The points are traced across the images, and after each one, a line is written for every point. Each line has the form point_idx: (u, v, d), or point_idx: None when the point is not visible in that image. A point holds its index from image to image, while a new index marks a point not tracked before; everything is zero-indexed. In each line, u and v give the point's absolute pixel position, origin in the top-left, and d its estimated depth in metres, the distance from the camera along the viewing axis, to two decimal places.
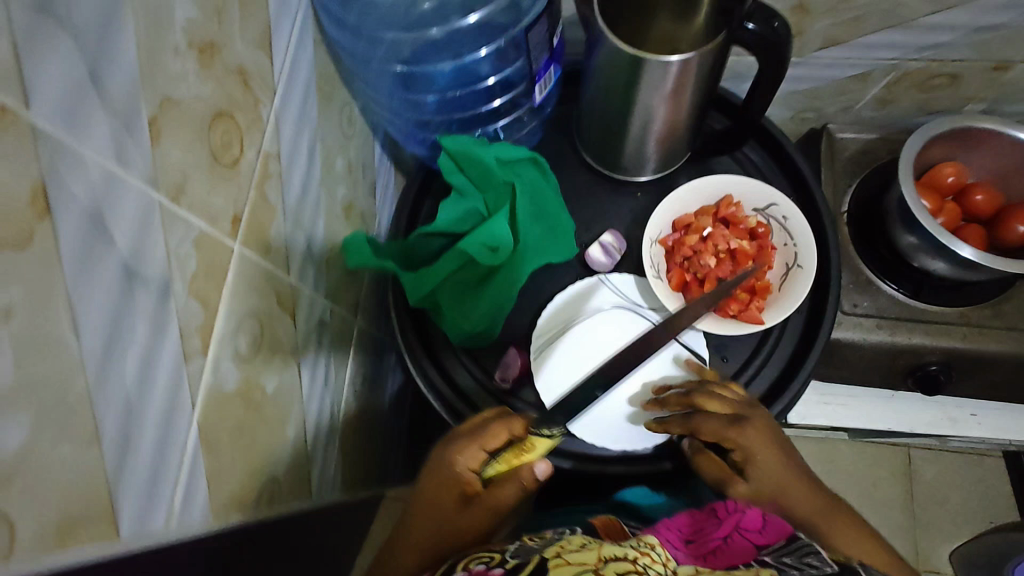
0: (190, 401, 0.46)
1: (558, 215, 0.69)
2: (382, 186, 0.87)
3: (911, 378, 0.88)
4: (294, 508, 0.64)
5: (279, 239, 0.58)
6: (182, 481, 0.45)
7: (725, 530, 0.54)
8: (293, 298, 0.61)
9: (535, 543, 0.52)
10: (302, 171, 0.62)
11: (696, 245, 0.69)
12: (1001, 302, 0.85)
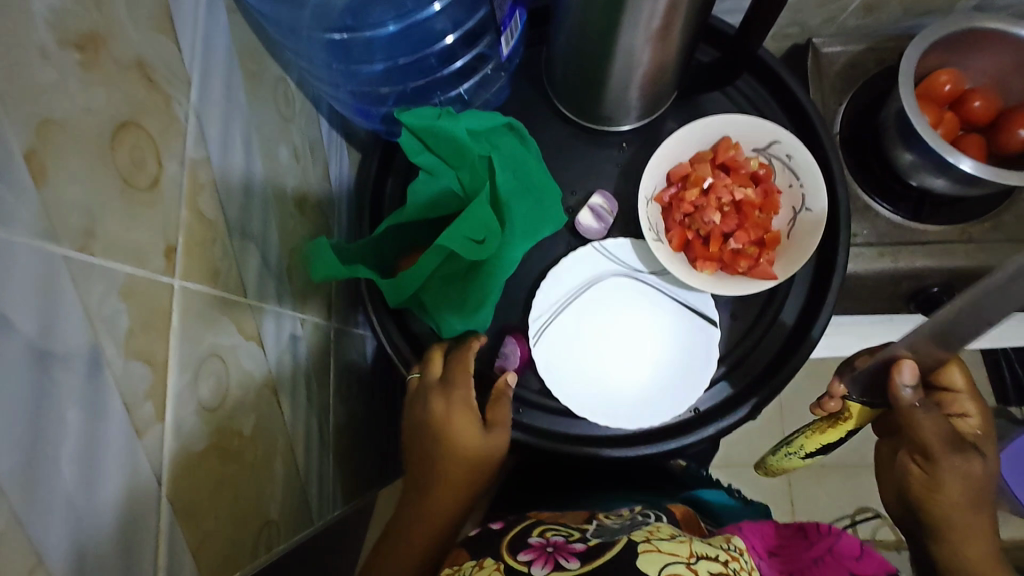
0: (157, 476, 0.40)
1: (545, 184, 0.62)
2: (335, 166, 0.77)
3: (913, 303, 0.86)
4: (293, 543, 0.59)
5: (227, 259, 0.49)
6: (162, 564, 0.40)
7: (815, 550, 0.57)
8: (257, 321, 0.54)
9: (615, 523, 0.54)
10: (241, 174, 0.53)
11: (697, 200, 0.63)
12: (1000, 212, 0.80)
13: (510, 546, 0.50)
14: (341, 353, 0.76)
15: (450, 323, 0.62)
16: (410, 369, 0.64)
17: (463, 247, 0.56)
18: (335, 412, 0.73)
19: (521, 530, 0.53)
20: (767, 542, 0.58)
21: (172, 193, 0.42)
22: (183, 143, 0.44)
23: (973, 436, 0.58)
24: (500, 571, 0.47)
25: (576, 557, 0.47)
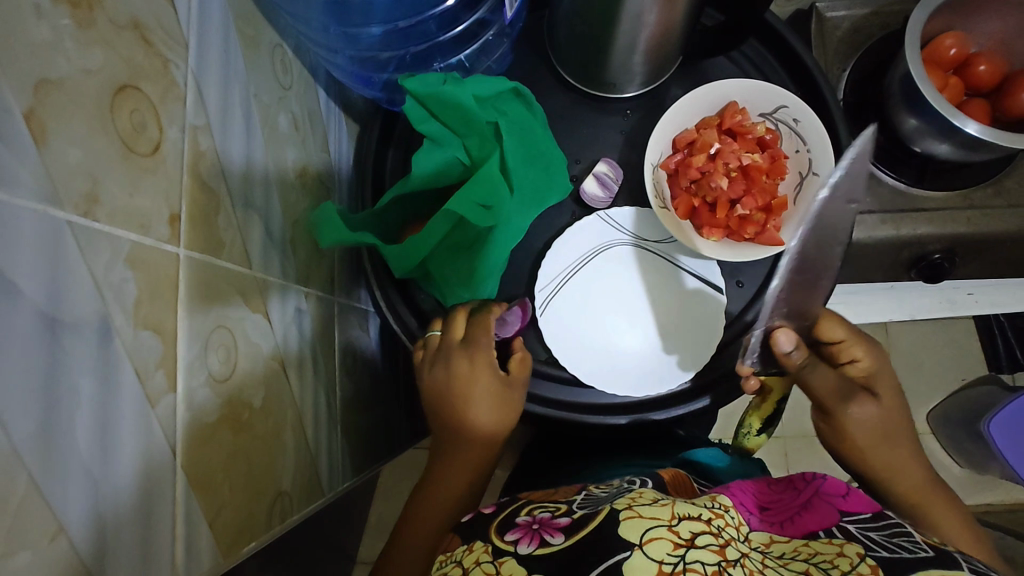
0: (171, 446, 0.39)
1: (550, 152, 0.62)
2: (335, 138, 0.75)
3: (914, 270, 0.87)
4: (305, 515, 0.60)
5: (231, 230, 0.49)
6: (180, 533, 0.40)
7: (803, 496, 0.52)
8: (262, 294, 0.53)
9: (604, 494, 0.54)
10: (241, 142, 0.51)
11: (704, 166, 0.62)
12: (1001, 178, 0.80)
13: (498, 528, 0.51)
14: (345, 328, 0.75)
15: (456, 293, 0.61)
16: (417, 342, 0.64)
17: (472, 213, 0.56)
18: (341, 387, 0.73)
19: (510, 510, 0.54)
20: (756, 497, 0.52)
21: (173, 160, 0.41)
22: (183, 109, 0.43)
23: (864, 376, 0.59)
24: (487, 553, 0.48)
25: (560, 532, 0.48)
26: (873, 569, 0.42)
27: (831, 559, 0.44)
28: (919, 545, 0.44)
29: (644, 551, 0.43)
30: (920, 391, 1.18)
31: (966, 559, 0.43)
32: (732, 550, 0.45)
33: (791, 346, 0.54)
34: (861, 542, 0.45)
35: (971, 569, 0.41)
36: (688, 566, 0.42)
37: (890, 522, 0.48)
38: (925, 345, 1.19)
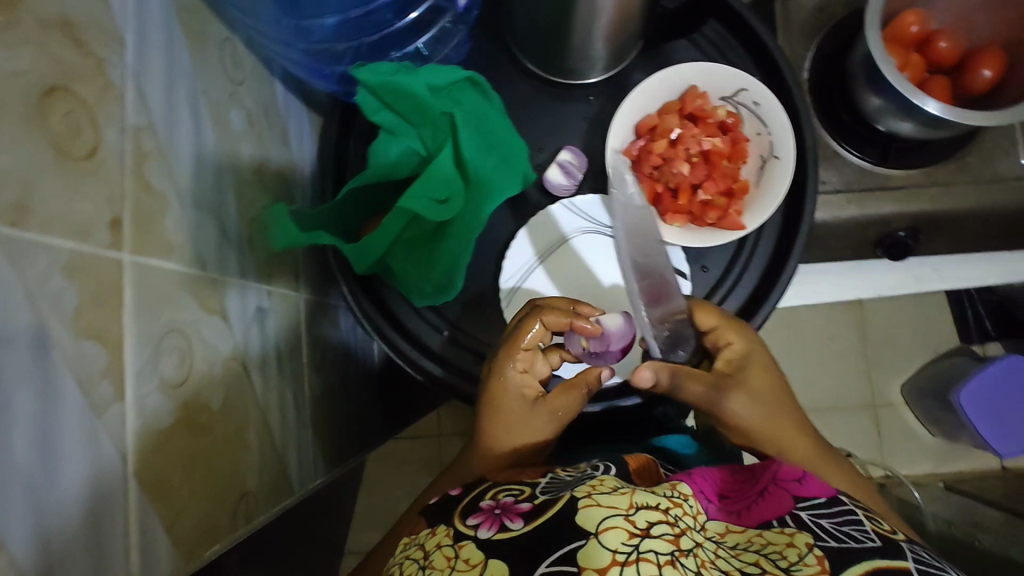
0: (121, 455, 0.39)
1: (511, 142, 0.61)
2: (296, 130, 0.74)
3: (881, 249, 0.88)
4: (276, 514, 0.60)
5: (181, 231, 0.47)
6: (134, 541, 0.39)
7: (761, 483, 0.53)
8: (217, 294, 0.52)
9: (568, 477, 0.55)
10: (190, 140, 0.50)
11: (665, 151, 0.63)
12: (964, 153, 0.80)
13: (462, 512, 0.52)
14: (313, 324, 0.75)
15: (419, 286, 0.62)
16: (381, 332, 0.64)
17: (428, 207, 0.55)
18: (309, 384, 0.72)
19: (475, 494, 0.55)
20: (717, 486, 0.54)
21: (113, 160, 0.40)
22: (123, 107, 0.41)
23: (738, 361, 0.60)
24: (448, 537, 0.49)
25: (520, 517, 0.49)
26: (820, 560, 0.43)
27: (781, 550, 0.45)
28: (867, 534, 0.45)
29: (599, 539, 0.44)
30: (892, 364, 1.21)
31: (911, 548, 0.45)
32: (687, 539, 0.45)
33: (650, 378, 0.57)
34: (812, 530, 0.46)
35: (914, 560, 0.43)
36: (641, 555, 0.43)
37: (843, 509, 0.49)
38: (895, 319, 1.21)
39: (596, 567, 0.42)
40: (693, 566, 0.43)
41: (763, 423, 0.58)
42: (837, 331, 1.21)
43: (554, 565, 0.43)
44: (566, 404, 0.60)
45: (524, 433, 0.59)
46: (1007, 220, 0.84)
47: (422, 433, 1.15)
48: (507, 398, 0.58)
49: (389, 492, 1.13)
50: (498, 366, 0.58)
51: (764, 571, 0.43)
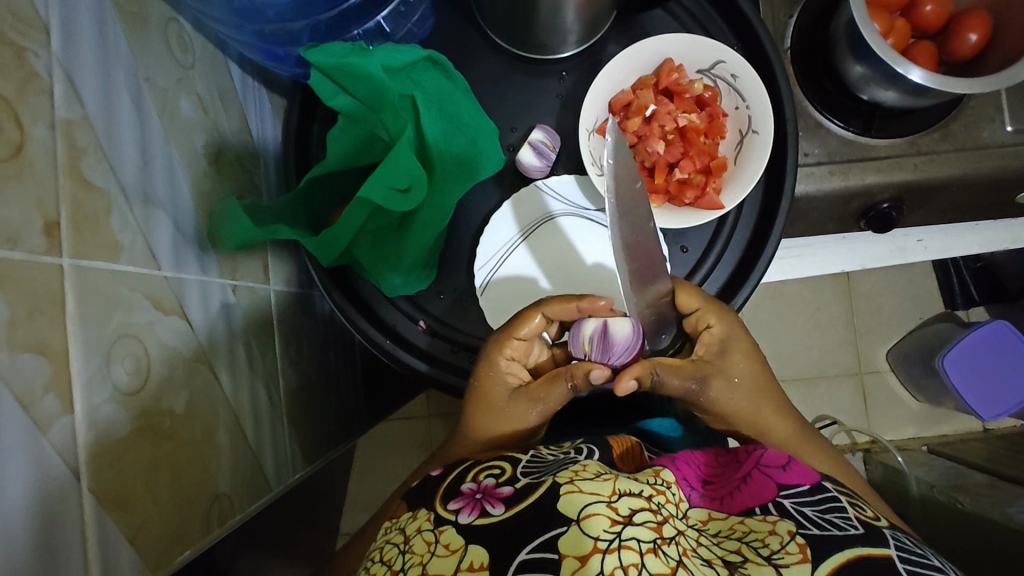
0: (72, 470, 0.37)
1: (478, 125, 0.59)
2: (256, 114, 0.71)
3: (864, 221, 0.86)
4: (252, 512, 0.59)
5: (130, 231, 0.45)
6: (92, 555, 0.38)
7: (744, 468, 0.52)
8: (176, 293, 0.50)
9: (550, 458, 0.54)
10: (134, 134, 0.47)
11: (640, 129, 0.61)
12: (948, 121, 0.78)
13: (444, 495, 0.52)
14: (286, 318, 0.73)
15: (388, 278, 0.60)
16: (355, 323, 0.63)
17: (387, 198, 0.52)
18: (284, 378, 0.71)
19: (457, 475, 0.54)
20: (700, 471, 0.54)
21: (43, 161, 0.37)
22: (51, 101, 0.38)
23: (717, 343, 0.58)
24: (429, 522, 0.48)
25: (502, 502, 0.48)
26: (801, 548, 0.42)
27: (763, 537, 0.45)
28: (850, 521, 0.45)
29: (581, 526, 0.43)
30: (876, 332, 1.21)
31: (893, 535, 0.44)
32: (669, 527, 0.45)
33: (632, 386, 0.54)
34: (794, 518, 0.46)
35: (895, 548, 0.42)
36: (623, 543, 0.42)
37: (825, 496, 0.48)
38: (880, 287, 1.20)
39: (576, 555, 0.41)
40: (676, 555, 0.42)
41: (742, 403, 0.59)
42: (823, 302, 1.21)
43: (536, 551, 0.43)
44: (551, 395, 0.58)
45: (503, 420, 0.58)
46: (990, 188, 0.82)
47: (410, 416, 1.14)
48: (493, 383, 0.58)
49: (380, 475, 1.13)
50: (490, 353, 0.59)
51: (745, 560, 0.43)
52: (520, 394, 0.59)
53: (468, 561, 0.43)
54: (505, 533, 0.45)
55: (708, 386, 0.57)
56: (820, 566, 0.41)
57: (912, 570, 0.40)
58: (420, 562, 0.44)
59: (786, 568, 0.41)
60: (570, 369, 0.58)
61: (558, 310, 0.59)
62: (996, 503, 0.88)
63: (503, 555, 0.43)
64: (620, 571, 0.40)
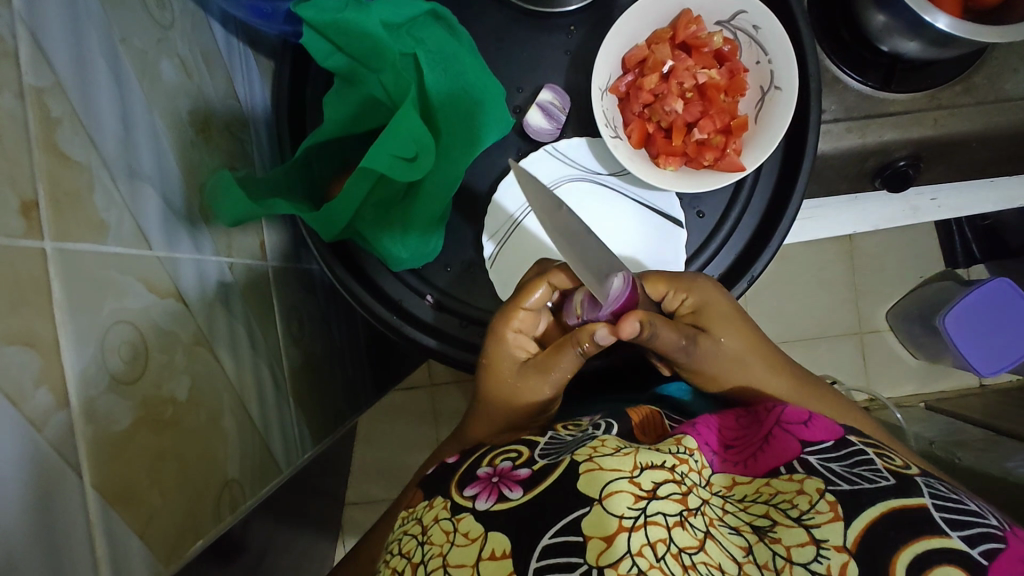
0: (72, 466, 0.35)
1: (483, 86, 0.55)
2: (243, 76, 0.66)
3: (879, 179, 0.83)
4: (264, 494, 0.58)
5: (116, 209, 0.42)
6: (102, 551, 0.37)
7: (765, 428, 0.50)
8: (170, 273, 0.47)
9: (568, 438, 0.52)
10: (113, 101, 0.43)
11: (657, 87, 0.57)
12: (971, 73, 0.75)
13: (459, 481, 0.50)
14: (285, 292, 0.70)
15: (393, 252, 0.57)
16: (357, 297, 0.60)
17: (391, 167, 0.49)
18: (288, 356, 0.69)
19: (471, 462, 0.53)
20: (720, 435, 0.51)
21: (15, 135, 0.34)
22: (17, 67, 0.34)
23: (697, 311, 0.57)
24: (446, 510, 0.47)
25: (519, 485, 0.46)
26: (832, 505, 0.41)
27: (791, 498, 0.43)
28: (880, 473, 0.43)
29: (604, 505, 0.42)
30: (880, 292, 1.19)
31: (926, 482, 0.42)
32: (694, 497, 0.44)
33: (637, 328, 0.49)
34: (822, 475, 0.44)
35: (930, 495, 0.41)
36: (649, 518, 0.41)
37: (852, 450, 0.46)
38: (885, 246, 1.18)
39: (602, 535, 0.40)
40: (702, 526, 0.42)
41: (744, 365, 0.58)
42: (826, 262, 1.19)
43: (559, 534, 0.42)
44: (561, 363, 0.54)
45: (515, 392, 0.57)
46: (1007, 143, 0.79)
47: (412, 386, 1.13)
48: (501, 356, 0.57)
49: (383, 445, 1.12)
50: (497, 327, 0.57)
51: (774, 523, 0.42)
52: (529, 364, 0.57)
53: (490, 549, 0.42)
54: (526, 516, 0.44)
55: (697, 345, 0.55)
56: (852, 523, 0.39)
57: (948, 520, 0.39)
58: (439, 554, 0.43)
59: (816, 529, 0.40)
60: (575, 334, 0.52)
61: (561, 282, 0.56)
62: (995, 458, 0.88)
63: (526, 539, 0.42)
64: (648, 548, 0.39)
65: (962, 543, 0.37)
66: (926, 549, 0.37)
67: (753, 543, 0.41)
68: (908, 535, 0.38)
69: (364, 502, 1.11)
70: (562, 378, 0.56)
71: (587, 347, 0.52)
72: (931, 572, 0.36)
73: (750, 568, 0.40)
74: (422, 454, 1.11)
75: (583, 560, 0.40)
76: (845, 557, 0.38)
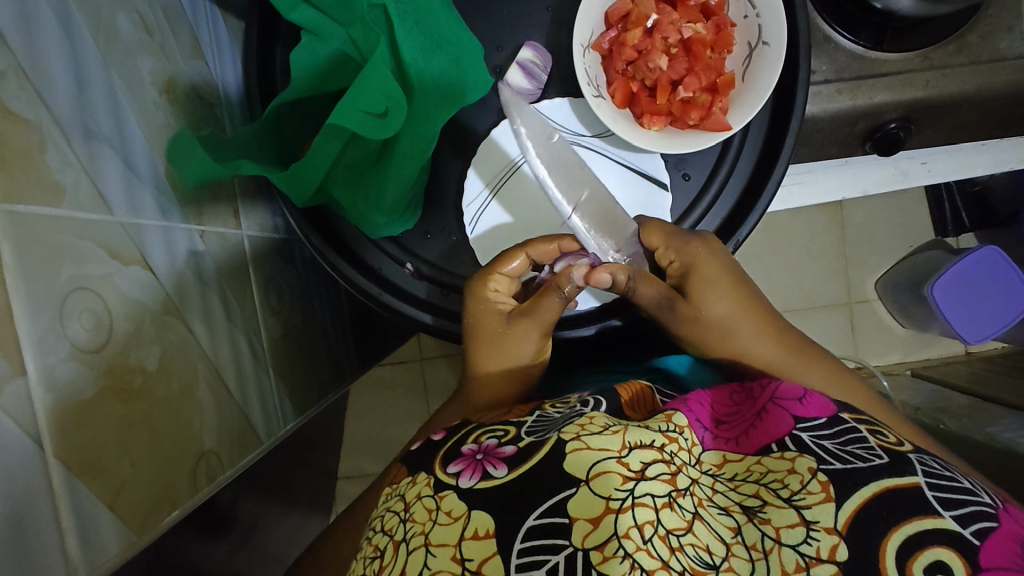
0: (31, 436, 0.34)
1: (458, 40, 0.54)
2: (210, 38, 0.63)
3: (870, 143, 0.81)
4: (245, 467, 0.57)
5: (72, 170, 0.40)
6: (69, 523, 0.36)
7: (758, 404, 0.50)
8: (136, 241, 0.45)
9: (556, 414, 0.52)
10: (64, 58, 0.41)
11: (640, 43, 0.55)
12: (965, 32, 0.73)
13: (443, 457, 0.49)
14: (261, 264, 0.68)
15: (371, 218, 0.56)
16: (324, 256, 0.58)
17: (363, 125, 0.49)
18: (265, 326, 0.67)
19: (457, 438, 0.51)
20: (713, 410, 0.51)
21: None
22: None
23: (682, 275, 0.58)
24: (429, 487, 0.46)
25: (504, 463, 0.46)
26: (824, 486, 0.40)
27: (782, 478, 0.42)
28: (873, 451, 0.42)
29: (591, 487, 0.42)
30: (870, 261, 1.19)
31: (919, 459, 0.42)
32: (683, 477, 0.43)
33: (609, 281, 0.55)
34: (815, 453, 0.43)
35: (923, 473, 0.40)
36: (637, 500, 0.41)
37: (845, 428, 0.45)
38: (874, 214, 1.17)
39: (588, 517, 0.40)
40: (691, 507, 0.42)
41: (726, 328, 0.58)
42: (815, 231, 1.18)
43: (543, 516, 0.41)
44: (545, 308, 0.56)
45: (512, 349, 0.58)
46: (1001, 104, 0.78)
47: (400, 360, 1.12)
48: (483, 315, 0.57)
49: (369, 420, 1.12)
50: (473, 290, 0.57)
51: (764, 503, 0.41)
52: (512, 318, 0.57)
53: (473, 528, 0.42)
54: (510, 493, 0.43)
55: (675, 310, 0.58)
56: (845, 504, 0.39)
57: (941, 499, 0.38)
58: (421, 532, 0.43)
59: (808, 510, 0.39)
60: (555, 280, 0.55)
61: (538, 250, 0.58)
62: (977, 424, 0.89)
63: (509, 517, 0.42)
64: (635, 530, 0.39)
65: (954, 523, 0.37)
66: (916, 531, 0.37)
67: (742, 523, 0.41)
68: (901, 516, 0.38)
69: (354, 475, 1.11)
70: (546, 326, 0.57)
71: (569, 291, 0.55)
72: (921, 554, 0.36)
73: (738, 549, 0.39)
74: (409, 427, 1.11)
75: (568, 541, 0.40)
76: (835, 538, 0.38)
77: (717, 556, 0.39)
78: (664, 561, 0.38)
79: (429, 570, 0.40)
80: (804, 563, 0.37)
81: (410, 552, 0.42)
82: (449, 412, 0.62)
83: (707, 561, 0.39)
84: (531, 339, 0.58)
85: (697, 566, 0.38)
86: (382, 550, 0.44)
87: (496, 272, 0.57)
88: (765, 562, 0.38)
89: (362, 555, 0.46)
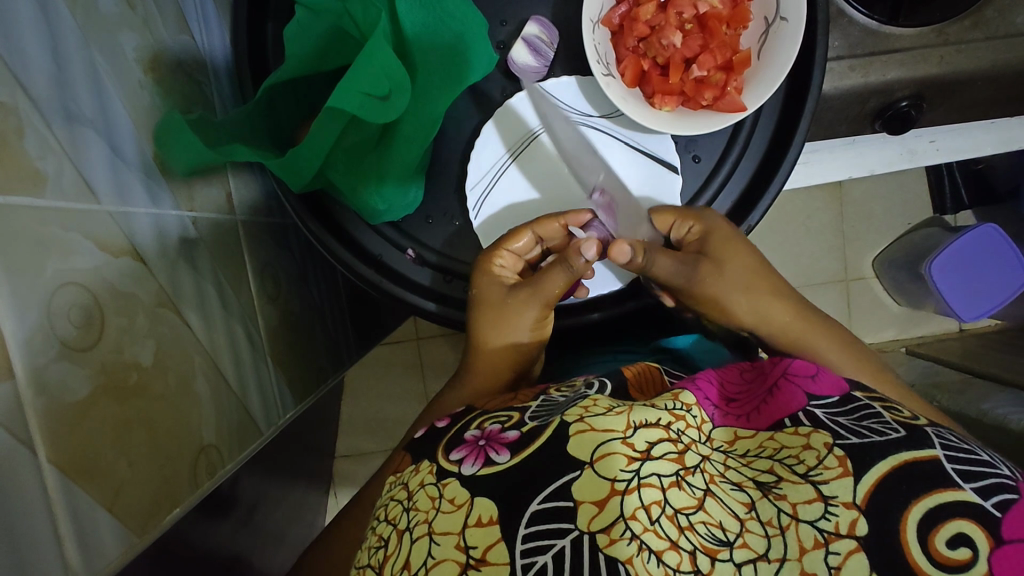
0: (21, 440, 0.33)
1: (463, 15, 0.51)
2: (196, 10, 0.60)
3: (880, 121, 0.79)
4: (243, 458, 0.56)
5: (54, 156, 0.37)
6: (66, 529, 0.35)
7: (769, 380, 0.49)
8: (124, 229, 0.43)
9: (561, 398, 0.51)
10: (38, 31, 0.38)
11: (654, 19, 0.53)
12: (981, 5, 0.70)
13: (446, 445, 0.48)
14: (256, 248, 0.65)
15: (370, 204, 0.54)
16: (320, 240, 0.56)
17: (359, 106, 0.47)
18: (262, 313, 0.65)
19: (461, 425, 0.50)
20: (722, 388, 0.50)
21: None
22: None
23: (699, 241, 0.56)
24: (432, 475, 0.45)
25: (507, 448, 0.45)
26: (841, 460, 0.39)
27: (797, 454, 0.41)
28: (888, 425, 0.42)
29: (597, 468, 0.41)
30: (868, 240, 1.17)
31: (936, 433, 0.41)
32: (693, 454, 0.43)
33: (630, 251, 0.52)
34: (830, 428, 0.42)
35: (942, 446, 0.39)
36: (643, 480, 0.40)
37: (858, 405, 0.45)
38: (874, 192, 1.16)
39: (594, 500, 0.40)
40: (701, 484, 0.41)
41: (747, 307, 0.57)
42: (816, 210, 1.17)
43: (548, 500, 0.40)
44: (551, 281, 0.54)
45: (512, 322, 0.56)
46: (1013, 82, 0.76)
47: (396, 340, 1.10)
48: (488, 288, 0.56)
49: (367, 401, 1.11)
50: (482, 263, 0.56)
51: (779, 479, 0.40)
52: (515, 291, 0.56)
53: (476, 516, 0.41)
54: (515, 481, 0.42)
55: (699, 270, 0.55)
56: (863, 478, 0.38)
57: (961, 472, 0.37)
58: (425, 520, 0.42)
59: (826, 485, 0.38)
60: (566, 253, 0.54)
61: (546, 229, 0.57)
62: (972, 399, 0.89)
63: (516, 504, 0.41)
64: (642, 511, 0.39)
65: (975, 496, 0.36)
66: (936, 504, 0.36)
67: (755, 499, 0.40)
68: (919, 489, 0.37)
69: (352, 456, 1.11)
70: (549, 299, 0.55)
71: (579, 266, 0.53)
72: (942, 527, 0.36)
73: (751, 525, 0.38)
74: (406, 407, 1.11)
75: (575, 525, 0.39)
76: (854, 513, 0.37)
77: (730, 533, 0.38)
78: (672, 542, 0.38)
79: (433, 560, 0.40)
80: (823, 539, 0.36)
81: (413, 541, 0.41)
82: (450, 396, 0.61)
83: (720, 539, 0.38)
84: (530, 310, 0.55)
85: (708, 544, 0.38)
86: (385, 540, 0.43)
87: (504, 246, 0.56)
88: (782, 538, 0.37)
89: (366, 543, 0.46)
